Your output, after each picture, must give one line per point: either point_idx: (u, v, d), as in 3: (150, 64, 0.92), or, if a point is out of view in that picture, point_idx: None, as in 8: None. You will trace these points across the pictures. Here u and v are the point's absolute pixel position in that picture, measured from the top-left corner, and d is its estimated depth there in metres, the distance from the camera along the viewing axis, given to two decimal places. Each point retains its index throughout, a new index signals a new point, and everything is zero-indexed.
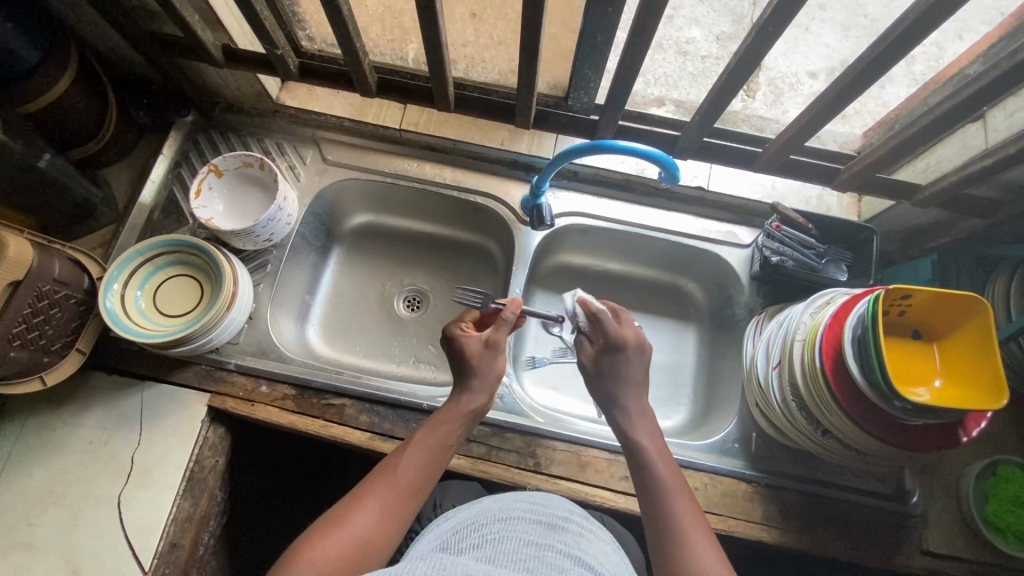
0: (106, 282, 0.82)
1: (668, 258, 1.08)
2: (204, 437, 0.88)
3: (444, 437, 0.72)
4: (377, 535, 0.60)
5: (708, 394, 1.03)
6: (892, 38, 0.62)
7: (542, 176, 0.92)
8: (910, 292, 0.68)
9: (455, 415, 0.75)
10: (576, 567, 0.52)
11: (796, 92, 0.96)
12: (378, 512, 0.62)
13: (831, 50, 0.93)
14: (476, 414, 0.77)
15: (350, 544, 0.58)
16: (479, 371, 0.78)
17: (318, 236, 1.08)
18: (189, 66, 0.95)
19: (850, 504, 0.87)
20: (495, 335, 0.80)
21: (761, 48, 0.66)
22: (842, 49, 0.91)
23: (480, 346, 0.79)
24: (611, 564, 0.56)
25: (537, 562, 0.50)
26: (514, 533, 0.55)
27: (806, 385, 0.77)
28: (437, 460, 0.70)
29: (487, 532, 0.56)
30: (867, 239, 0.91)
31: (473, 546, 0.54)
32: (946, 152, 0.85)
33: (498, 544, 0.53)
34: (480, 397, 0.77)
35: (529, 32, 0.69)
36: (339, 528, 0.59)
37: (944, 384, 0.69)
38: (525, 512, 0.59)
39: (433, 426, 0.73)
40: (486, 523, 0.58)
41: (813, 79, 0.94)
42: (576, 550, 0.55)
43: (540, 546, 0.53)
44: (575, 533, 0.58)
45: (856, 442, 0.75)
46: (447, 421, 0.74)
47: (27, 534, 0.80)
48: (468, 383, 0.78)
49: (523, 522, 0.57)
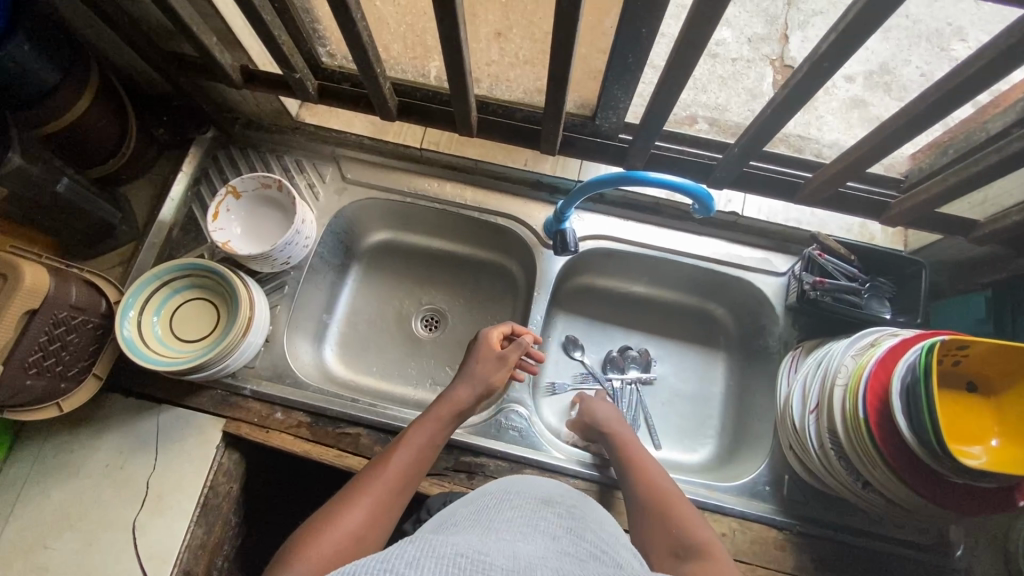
0: (122, 309, 0.81)
1: (697, 283, 1.03)
2: (219, 463, 0.86)
3: (432, 437, 0.75)
4: (367, 533, 0.61)
5: (737, 429, 0.98)
6: (961, 74, 0.57)
7: (567, 202, 0.88)
8: (969, 343, 0.63)
9: (445, 415, 0.77)
10: (569, 537, 0.49)
11: (832, 96, 0.90)
12: (368, 510, 0.63)
13: (870, 52, 0.90)
14: (464, 414, 0.80)
15: (343, 540, 0.58)
16: (479, 373, 0.83)
17: (336, 255, 1.06)
18: (211, 87, 0.94)
19: (888, 555, 0.82)
20: (508, 353, 0.85)
21: (811, 79, 0.61)
22: (881, 50, 0.89)
23: (492, 357, 0.84)
24: (606, 534, 0.54)
25: (528, 534, 0.48)
26: (507, 508, 0.53)
27: (846, 434, 0.72)
28: (425, 462, 0.72)
29: (480, 512, 0.53)
30: (915, 273, 0.85)
31: (461, 522, 0.51)
32: (1007, 184, 0.78)
33: (491, 520, 0.50)
34: (468, 395, 0.80)
35: (560, 58, 0.65)
36: (330, 527, 0.59)
37: (1003, 445, 0.64)
38: (517, 491, 0.57)
39: (422, 425, 0.75)
40: (475, 503, 0.55)
41: (849, 82, 0.90)
42: (572, 523, 0.52)
43: (533, 519, 0.51)
44: (569, 507, 0.56)
45: (899, 497, 0.70)
46: (440, 420, 0.76)
47: (43, 557, 0.80)
48: (462, 385, 0.81)
49: (514, 498, 0.55)
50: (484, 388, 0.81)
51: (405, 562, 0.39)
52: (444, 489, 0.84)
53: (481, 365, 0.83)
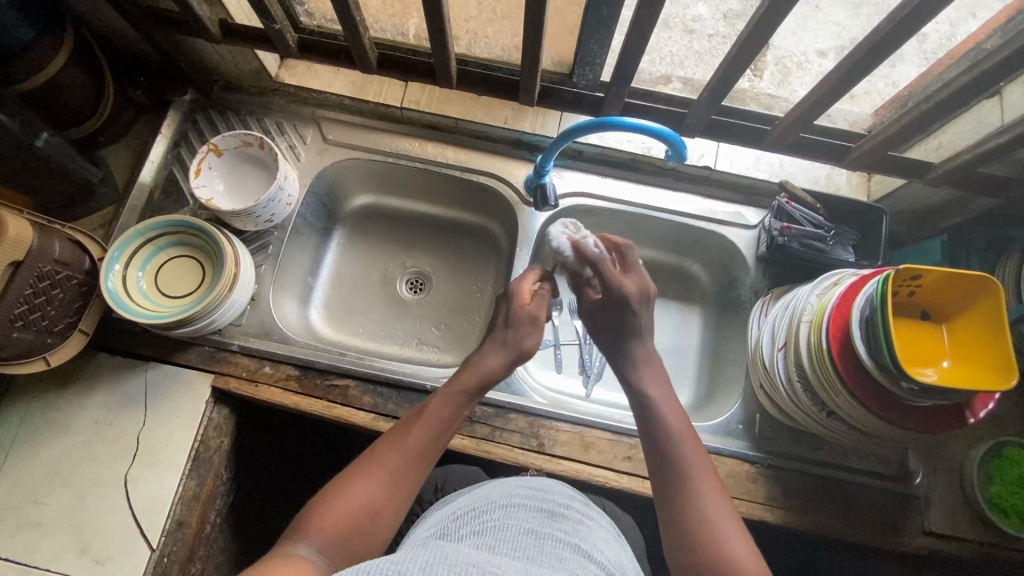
0: (106, 263, 0.82)
1: (674, 240, 1.07)
2: (209, 418, 0.88)
3: (459, 405, 0.70)
4: (385, 506, 0.60)
5: (713, 376, 1.03)
6: (909, 8, 0.61)
7: (546, 155, 0.90)
8: (919, 273, 0.68)
9: (475, 381, 0.72)
10: (576, 556, 0.52)
11: (805, 71, 0.92)
12: (384, 483, 0.61)
13: (841, 28, 0.85)
14: (493, 381, 0.74)
15: (356, 514, 0.58)
16: (512, 336, 0.75)
17: (319, 218, 1.07)
18: (185, 42, 0.93)
19: (853, 485, 0.87)
20: (539, 311, 0.77)
21: (770, 22, 0.65)
22: (853, 27, 0.84)
23: (527, 316, 0.76)
24: (612, 555, 0.57)
25: (537, 550, 0.50)
26: (514, 523, 0.55)
27: (813, 371, 0.76)
28: (450, 431, 0.68)
29: (488, 520, 0.56)
30: (875, 219, 0.90)
31: (472, 534, 0.54)
32: (960, 130, 0.83)
33: (498, 532, 0.53)
34: (499, 363, 0.74)
35: (534, 6, 0.67)
36: (344, 497, 0.59)
37: (952, 365, 0.69)
38: (525, 501, 0.59)
39: (450, 391, 0.70)
40: (487, 509, 0.58)
41: (822, 58, 0.89)
42: (577, 539, 0.55)
43: (539, 535, 0.53)
44: (575, 522, 0.59)
45: (863, 425, 0.75)
46: (466, 390, 0.71)
47: (35, 513, 0.81)
48: (490, 347, 0.75)
49: (523, 510, 0.57)
50: (516, 353, 0.75)
51: (419, 567, 0.41)
52: None
53: (516, 329, 0.76)
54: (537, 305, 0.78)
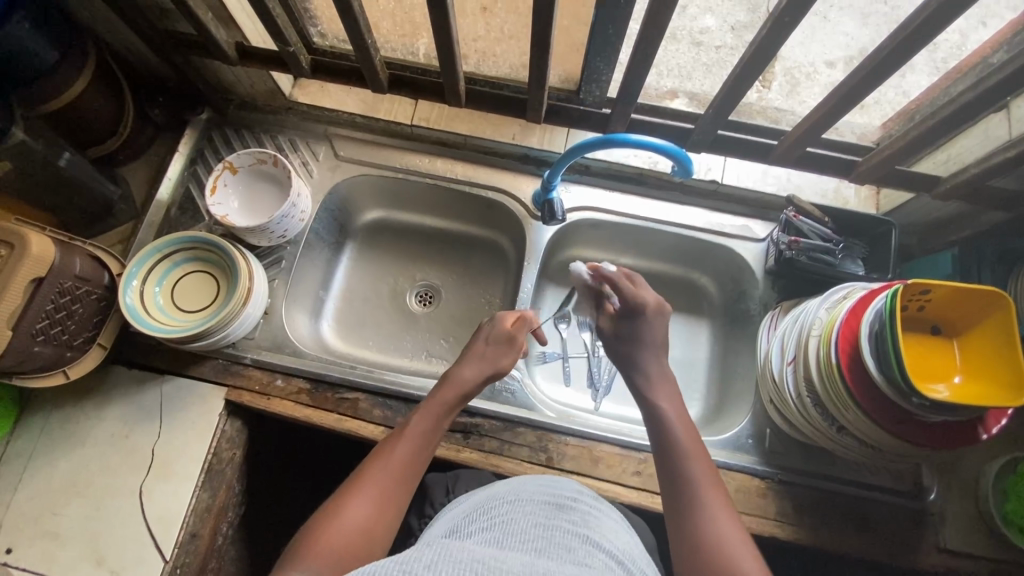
0: (125, 279, 0.84)
1: (682, 253, 1.07)
2: (222, 430, 0.89)
3: (439, 419, 0.72)
4: (378, 524, 0.59)
5: (723, 389, 1.02)
6: (912, 26, 0.61)
7: (553, 171, 0.92)
8: (929, 287, 0.67)
9: (452, 397, 0.75)
10: (585, 545, 0.51)
11: (813, 82, 0.95)
12: (373, 501, 0.60)
13: (849, 38, 0.94)
14: (469, 396, 0.77)
15: (351, 535, 0.57)
16: (488, 355, 0.80)
17: (331, 233, 1.09)
18: (203, 63, 0.96)
19: (866, 500, 0.86)
20: (516, 334, 0.82)
21: (775, 38, 0.66)
22: (861, 37, 0.94)
23: (504, 338, 0.81)
24: (620, 541, 0.56)
25: (546, 542, 0.50)
26: (521, 515, 0.54)
27: (825, 388, 0.76)
28: (433, 445, 0.69)
29: (496, 514, 0.56)
30: (885, 232, 0.90)
31: (480, 528, 0.54)
32: (969, 142, 0.83)
33: (507, 525, 0.53)
34: (475, 376, 0.77)
35: (541, 28, 0.69)
36: (337, 520, 0.57)
37: (964, 380, 0.68)
38: (532, 496, 0.59)
39: (427, 409, 0.72)
40: (496, 504, 0.58)
41: (830, 68, 0.95)
42: (587, 529, 0.54)
43: (548, 526, 0.53)
44: (584, 512, 0.58)
45: (872, 439, 0.74)
46: (447, 403, 0.74)
47: (52, 524, 0.82)
48: (464, 363, 0.78)
49: (530, 503, 0.57)
50: (491, 370, 0.78)
51: (425, 566, 0.42)
52: (441, 448, 0.87)
53: (491, 348, 0.81)
54: (521, 328, 0.83)
